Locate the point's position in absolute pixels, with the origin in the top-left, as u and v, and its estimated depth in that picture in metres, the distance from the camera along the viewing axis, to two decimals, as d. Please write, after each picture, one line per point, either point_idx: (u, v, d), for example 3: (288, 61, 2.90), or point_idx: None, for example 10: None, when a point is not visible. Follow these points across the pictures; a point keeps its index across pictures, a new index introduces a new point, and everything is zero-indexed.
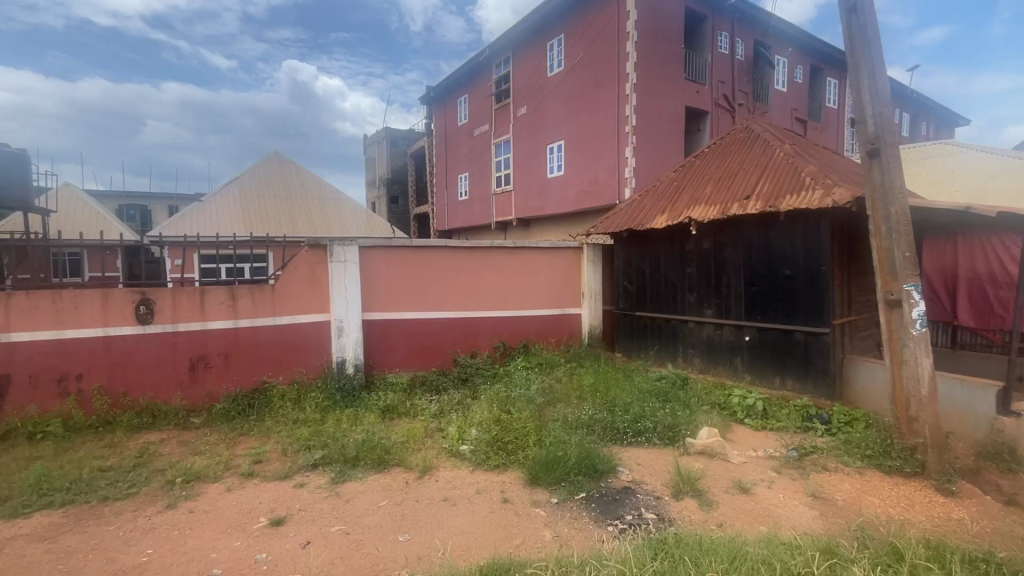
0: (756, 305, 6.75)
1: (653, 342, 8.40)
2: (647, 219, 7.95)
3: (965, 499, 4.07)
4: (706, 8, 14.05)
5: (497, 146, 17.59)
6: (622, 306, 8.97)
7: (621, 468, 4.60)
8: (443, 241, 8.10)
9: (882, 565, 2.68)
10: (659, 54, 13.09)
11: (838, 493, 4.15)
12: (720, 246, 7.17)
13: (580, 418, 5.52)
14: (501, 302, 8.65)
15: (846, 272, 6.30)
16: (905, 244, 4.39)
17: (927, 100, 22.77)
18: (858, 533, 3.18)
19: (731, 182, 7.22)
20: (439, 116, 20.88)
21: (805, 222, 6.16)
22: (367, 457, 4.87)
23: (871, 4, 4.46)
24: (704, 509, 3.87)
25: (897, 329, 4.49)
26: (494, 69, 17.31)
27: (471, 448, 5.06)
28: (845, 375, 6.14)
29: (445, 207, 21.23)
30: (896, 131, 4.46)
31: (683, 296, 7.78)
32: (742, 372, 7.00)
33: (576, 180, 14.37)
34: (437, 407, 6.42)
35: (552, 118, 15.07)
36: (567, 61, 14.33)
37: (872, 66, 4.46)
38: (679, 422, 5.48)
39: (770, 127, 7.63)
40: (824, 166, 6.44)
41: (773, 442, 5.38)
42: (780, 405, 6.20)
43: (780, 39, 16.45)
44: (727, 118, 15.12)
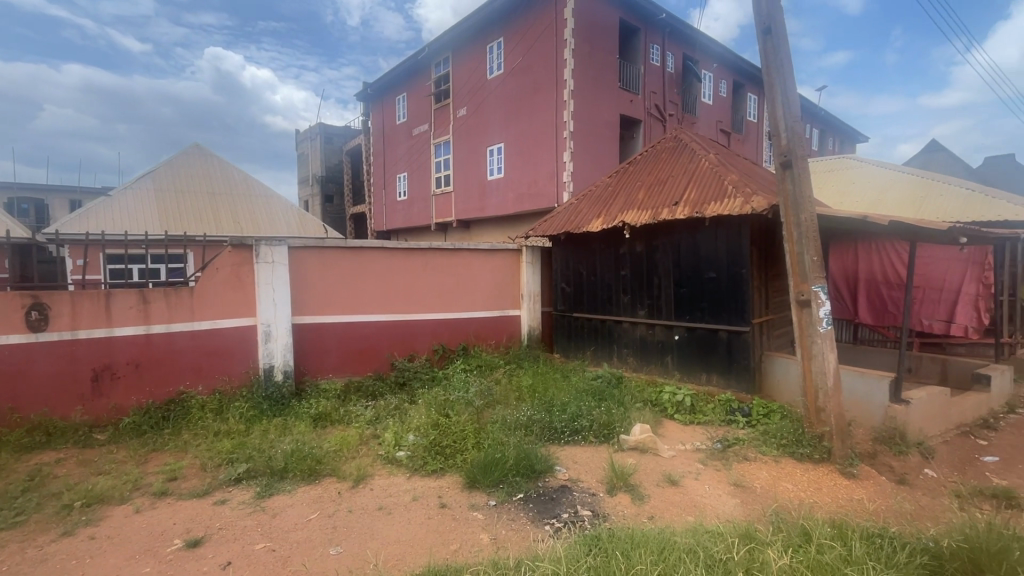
0: (684, 305, 7.10)
1: (589, 343, 8.63)
2: (583, 223, 8.17)
3: (864, 480, 4.51)
4: (638, 21, 14.65)
5: (436, 146, 17.40)
6: (560, 307, 9.14)
7: (558, 467, 4.67)
8: (379, 242, 7.89)
9: (793, 545, 2.89)
10: (595, 62, 13.50)
11: (756, 481, 4.45)
12: (652, 249, 7.48)
13: (518, 419, 5.56)
14: (440, 304, 8.56)
15: (764, 274, 6.77)
16: (813, 248, 4.78)
17: (833, 117, 25.10)
18: (773, 517, 3.42)
19: (661, 188, 7.57)
20: (377, 113, 20.36)
21: (728, 227, 6.55)
22: (296, 468, 4.63)
23: (783, 28, 4.83)
24: (636, 503, 4.01)
25: (807, 327, 4.89)
26: (433, 69, 17.11)
27: (407, 454, 4.95)
28: (763, 371, 6.58)
29: (383, 207, 20.72)
30: (805, 145, 4.85)
31: (617, 298, 8.05)
32: (672, 369, 7.34)
33: (516, 183, 14.50)
34: (373, 413, 6.23)
35: (491, 120, 15.11)
36: (507, 64, 14.44)
37: (785, 85, 4.83)
38: (614, 419, 5.65)
39: (697, 137, 8.07)
40: (744, 175, 6.90)
41: (700, 436, 5.68)
42: (706, 400, 6.55)
43: (706, 55, 17.46)
44: (659, 127, 15.85)
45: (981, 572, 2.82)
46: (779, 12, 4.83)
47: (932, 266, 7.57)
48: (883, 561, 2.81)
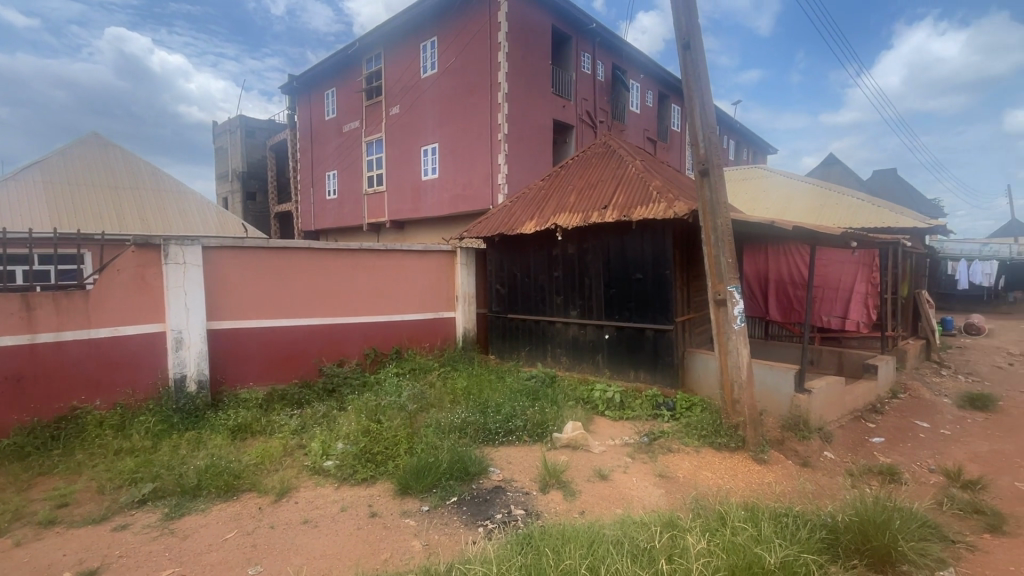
0: (613, 305, 7.36)
1: (523, 343, 8.72)
2: (517, 225, 8.25)
3: (773, 465, 4.91)
4: (569, 29, 15.05)
5: (368, 144, 16.91)
6: (495, 308, 9.17)
7: (492, 468, 4.68)
8: (305, 243, 7.53)
9: (710, 529, 3.07)
10: (528, 66, 13.70)
11: (679, 471, 4.70)
12: (583, 251, 7.69)
13: (452, 422, 5.51)
14: (371, 307, 8.31)
15: (686, 275, 7.17)
16: (728, 251, 5.13)
17: (747, 130, 27.16)
18: (694, 504, 3.62)
19: (591, 192, 7.80)
20: (303, 108, 19.44)
21: (653, 230, 6.87)
22: (211, 485, 4.30)
23: (701, 44, 5.15)
24: (568, 499, 4.10)
25: (724, 325, 5.22)
26: (364, 64, 16.60)
27: (336, 463, 4.75)
28: (686, 367, 6.95)
29: (311, 206, 19.80)
30: (721, 155, 5.19)
31: (551, 299, 8.20)
32: (603, 367, 7.58)
33: (451, 184, 14.39)
34: (299, 422, 5.92)
35: (425, 119, 14.89)
36: (440, 64, 14.30)
37: (703, 98, 5.14)
38: (547, 418, 5.74)
39: (624, 144, 8.41)
40: (667, 182, 7.26)
41: (629, 431, 5.91)
42: (635, 395, 6.81)
43: (634, 65, 18.27)
44: (590, 133, 16.35)
45: (868, 541, 3.17)
46: (696, 29, 5.14)
47: (830, 268, 8.32)
48: (788, 538, 3.06)
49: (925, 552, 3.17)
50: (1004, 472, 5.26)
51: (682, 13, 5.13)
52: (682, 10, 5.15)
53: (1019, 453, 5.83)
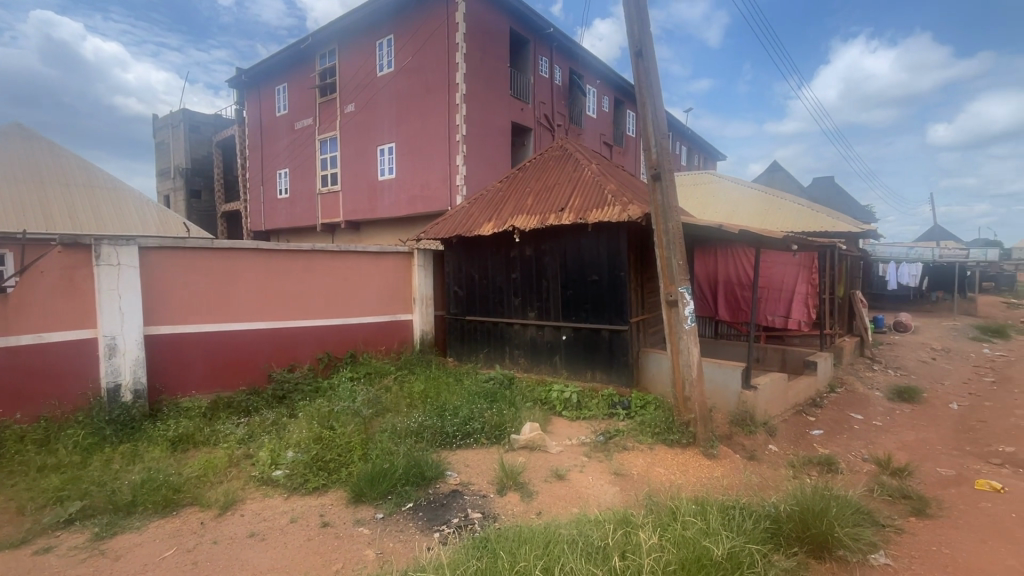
0: (570, 306, 7.46)
1: (482, 346, 8.69)
2: (474, 226, 8.21)
3: (722, 459, 5.11)
4: (527, 32, 15.15)
5: (322, 142, 16.43)
6: (453, 311, 9.10)
7: (449, 472, 4.63)
8: (253, 243, 7.22)
9: (662, 524, 3.15)
10: (486, 68, 13.70)
11: (634, 468, 4.80)
12: (541, 253, 7.75)
13: (408, 427, 5.42)
14: (324, 310, 8.07)
15: (640, 277, 7.35)
16: (679, 253, 5.29)
17: (697, 137, 28.22)
18: (647, 501, 3.71)
19: (548, 194, 7.87)
20: (253, 103, 18.68)
21: (609, 233, 7.00)
22: (147, 501, 4.04)
23: (653, 52, 5.29)
24: (525, 500, 4.11)
25: (675, 324, 5.38)
26: (317, 60, 16.12)
27: (286, 472, 4.57)
28: (640, 366, 7.12)
29: (261, 205, 19.04)
30: (672, 160, 5.35)
31: (509, 301, 8.21)
32: (560, 368, 7.66)
33: (408, 184, 14.19)
34: (245, 431, 5.66)
35: (381, 118, 14.62)
36: (397, 62, 14.08)
37: (655, 104, 5.29)
38: (505, 420, 5.73)
39: (580, 147, 8.55)
40: (621, 186, 7.42)
41: (585, 430, 6.00)
42: (591, 395, 6.92)
43: (590, 71, 18.62)
44: (548, 136, 16.52)
45: (808, 529, 3.36)
46: (648, 37, 5.28)
47: (774, 270, 8.74)
48: (734, 529, 3.18)
49: (858, 537, 3.40)
50: (927, 459, 5.68)
51: (635, 21, 5.26)
52: (635, 18, 5.28)
53: (940, 441, 6.33)
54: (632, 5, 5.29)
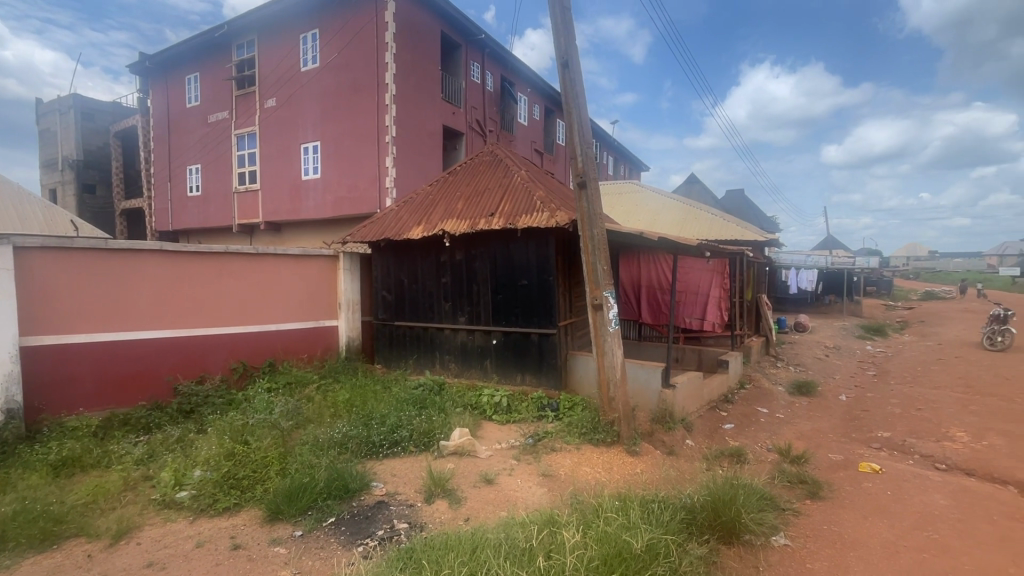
0: (501, 310, 7.50)
1: (411, 352, 8.52)
2: (404, 230, 8.05)
3: (644, 456, 5.36)
4: (458, 36, 15.13)
5: (238, 138, 15.42)
6: (380, 316, 8.84)
7: (375, 483, 4.49)
8: (156, 243, 6.61)
9: (586, 522, 3.23)
10: (416, 69, 13.51)
11: (561, 469, 4.91)
12: (471, 257, 7.74)
13: (332, 437, 5.19)
14: (240, 317, 7.56)
15: (568, 282, 7.55)
16: (604, 259, 5.49)
17: (623, 148, 29.51)
18: (573, 500, 3.80)
19: (479, 199, 7.89)
20: (158, 92, 17.17)
21: (537, 239, 7.13)
22: (21, 535, 3.56)
23: (578, 64, 5.48)
24: (453, 507, 4.06)
25: (601, 327, 5.58)
26: (234, 50, 15.13)
27: (192, 493, 4.21)
28: (569, 368, 7.29)
29: (168, 203, 17.51)
30: (597, 169, 5.55)
31: (439, 305, 8.12)
32: (491, 372, 7.68)
33: (334, 185, 13.66)
34: (145, 450, 5.15)
35: (305, 115, 13.97)
36: (323, 58, 13.54)
37: (580, 114, 5.47)
38: (434, 427, 5.65)
39: (510, 154, 8.66)
40: (549, 192, 7.59)
41: (515, 433, 6.05)
42: (521, 399, 6.99)
43: (521, 79, 18.94)
44: (479, 140, 16.57)
45: (719, 517, 3.60)
46: (574, 50, 5.46)
47: (691, 275, 9.28)
48: (653, 521, 3.33)
49: (761, 521, 3.70)
50: (821, 446, 6.29)
51: (561, 32, 5.42)
52: (561, 30, 5.44)
53: (831, 430, 7.03)
54: (558, 17, 5.44)
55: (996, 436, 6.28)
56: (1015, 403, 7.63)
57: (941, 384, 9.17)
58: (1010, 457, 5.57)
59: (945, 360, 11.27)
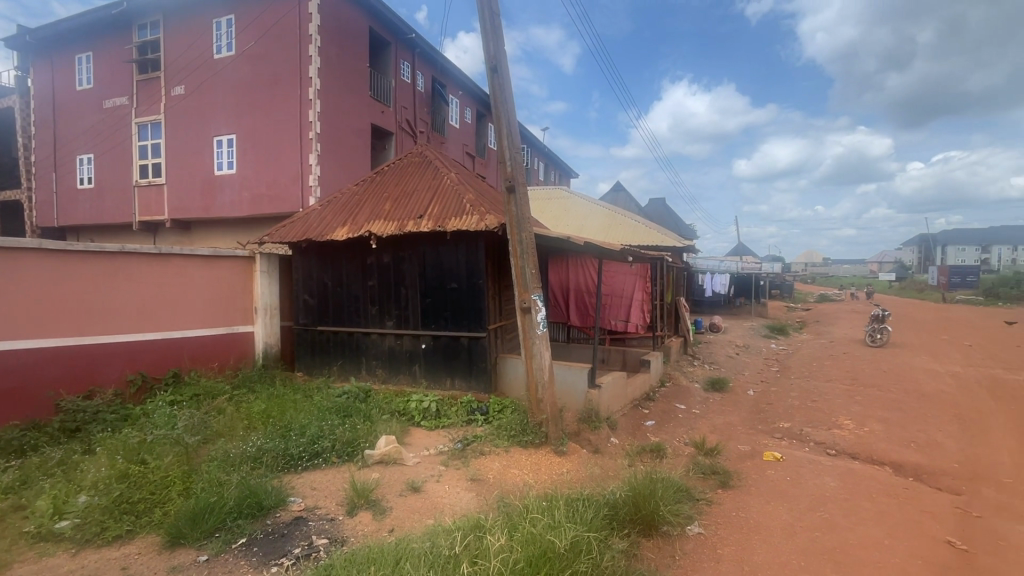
0: (429, 314, 7.38)
1: (335, 358, 8.16)
2: (327, 230, 7.71)
3: (571, 455, 5.49)
4: (387, 34, 14.78)
5: (139, 127, 14.04)
6: (301, 321, 8.39)
7: (292, 498, 4.23)
8: (35, 241, 5.85)
9: (512, 524, 3.24)
10: (343, 65, 13.03)
11: (490, 472, 4.90)
12: (399, 260, 7.56)
13: (244, 452, 4.83)
14: (138, 323, 6.86)
15: (497, 285, 7.58)
16: (532, 262, 5.57)
17: (553, 154, 30.22)
18: (501, 502, 3.82)
19: (407, 201, 7.73)
20: (41, 71, 15.25)
21: (467, 242, 7.10)
22: None
23: (507, 70, 5.53)
24: (377, 519, 3.91)
25: (529, 330, 5.64)
26: (135, 30, 13.78)
27: (75, 523, 3.74)
28: (498, 371, 7.31)
29: (52, 196, 15.55)
30: (525, 174, 5.61)
31: (365, 309, 7.85)
32: (420, 378, 7.53)
33: (251, 182, 12.82)
34: (16, 477, 4.51)
35: (218, 106, 13.00)
36: (238, 46, 12.67)
37: (509, 119, 5.52)
38: (358, 436, 5.43)
39: (440, 156, 8.58)
40: (479, 195, 7.57)
41: (443, 439, 5.96)
42: (450, 403, 6.90)
43: (452, 81, 18.85)
44: (410, 141, 16.28)
45: (639, 511, 3.75)
46: (503, 56, 5.51)
47: (616, 278, 9.65)
48: (575, 519, 3.38)
49: (677, 512, 3.91)
50: (731, 438, 6.76)
51: (490, 37, 5.45)
52: (490, 35, 5.46)
53: (740, 422, 7.58)
54: (487, 22, 5.47)
55: (875, 422, 7.09)
56: (889, 393, 8.66)
57: (831, 377, 10.20)
58: (886, 441, 6.30)
59: (835, 356, 12.56)
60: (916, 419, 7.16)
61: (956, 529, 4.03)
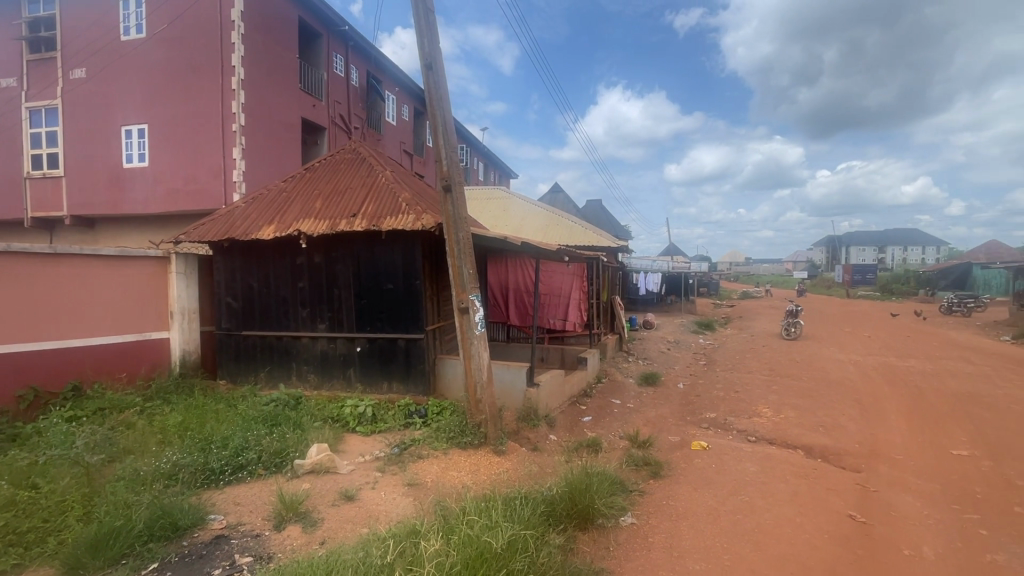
0: (365, 316, 7.15)
1: (262, 364, 7.71)
2: (252, 230, 7.26)
3: (510, 454, 5.51)
4: (318, 25, 14.18)
5: (31, 112, 12.57)
6: (224, 326, 7.86)
7: (213, 516, 3.94)
8: None
9: (448, 528, 3.19)
10: (270, 54, 12.35)
11: (428, 476, 4.82)
12: (331, 260, 7.27)
13: (157, 469, 4.45)
14: (30, 332, 6.15)
15: (435, 286, 7.48)
16: (470, 262, 5.53)
17: (492, 155, 30.29)
18: (439, 506, 3.76)
19: (339, 199, 7.44)
20: None
21: (403, 242, 6.94)
22: None
23: (443, 67, 5.47)
24: (307, 532, 3.72)
25: (467, 330, 5.60)
26: (24, 4, 12.32)
27: None
28: (437, 373, 7.22)
29: None
30: (462, 174, 5.57)
31: (295, 312, 7.48)
32: (355, 382, 7.27)
33: (166, 176, 11.85)
34: None
35: (127, 92, 11.91)
36: (150, 28, 11.67)
37: (445, 118, 5.46)
38: (287, 445, 5.16)
39: (374, 153, 8.34)
40: (415, 194, 7.43)
41: (380, 444, 5.80)
42: (387, 407, 6.73)
43: (389, 77, 18.40)
44: (343, 137, 15.73)
45: (575, 505, 3.84)
46: (438, 53, 5.44)
47: (554, 278, 9.82)
48: (512, 518, 3.38)
49: (611, 504, 4.04)
50: (662, 430, 7.08)
51: (425, 34, 5.36)
52: (425, 32, 5.38)
53: (671, 415, 7.95)
54: (421, 18, 5.37)
55: (789, 409, 7.68)
56: (802, 382, 9.40)
57: (752, 369, 10.93)
58: (798, 426, 6.84)
59: (755, 349, 13.47)
60: (824, 405, 7.83)
61: (855, 503, 4.45)
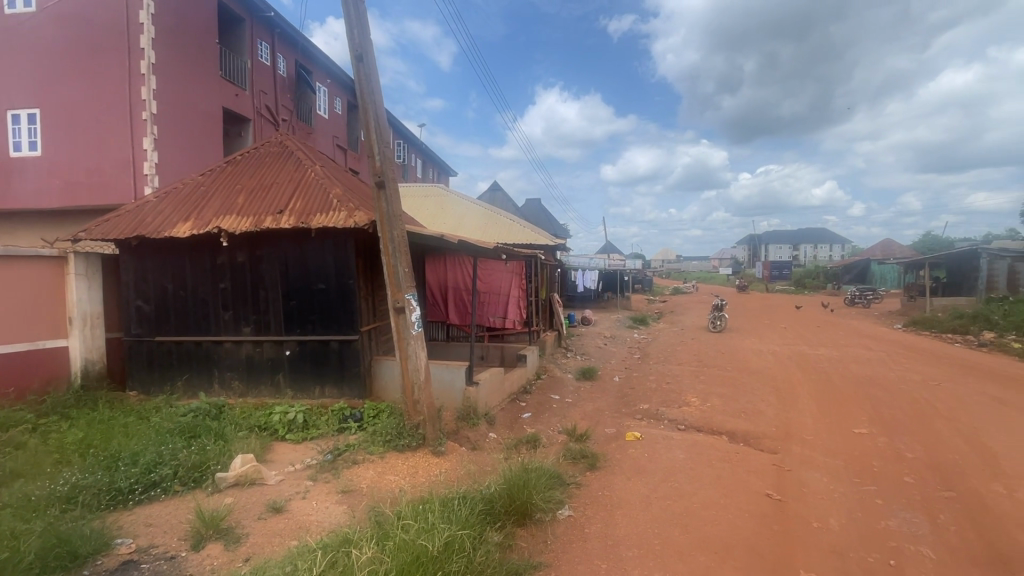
0: (294, 318, 6.81)
1: (179, 372, 7.14)
2: (165, 227, 6.70)
3: (449, 454, 5.45)
4: (240, 9, 13.33)
5: None
6: (134, 331, 7.20)
7: (120, 540, 3.60)
8: None
9: (382, 534, 3.10)
10: (185, 38, 11.46)
11: (364, 482, 4.67)
12: (256, 259, 6.85)
13: (53, 492, 4.01)
14: None
15: (370, 285, 7.25)
16: (405, 261, 5.40)
17: (431, 152, 29.89)
18: (373, 511, 3.65)
19: (265, 194, 7.04)
20: None
21: (334, 239, 6.66)
22: None
23: (374, 59, 5.29)
24: (230, 549, 3.49)
25: (403, 330, 5.47)
26: None
27: None
28: (373, 375, 7.01)
29: None
30: (396, 170, 5.43)
31: (216, 315, 6.98)
32: (284, 388, 6.91)
33: (64, 167, 10.69)
34: None
35: (13, 72, 10.63)
36: (42, 3, 10.48)
37: (376, 112, 5.29)
38: (208, 458, 4.80)
39: (302, 147, 7.96)
40: (348, 190, 7.16)
41: (311, 451, 5.54)
42: (320, 413, 6.45)
43: (320, 68, 17.64)
44: (270, 129, 14.89)
45: (513, 502, 3.85)
46: (369, 44, 5.26)
47: (493, 276, 9.83)
48: (450, 518, 3.35)
49: (549, 499, 4.08)
50: (599, 422, 7.29)
51: (354, 24, 5.17)
52: (354, 22, 5.18)
53: (607, 407, 8.20)
54: (350, 7, 5.16)
55: (714, 397, 8.15)
56: (727, 371, 10.00)
57: (683, 361, 11.50)
58: (722, 413, 7.27)
59: (685, 341, 14.19)
60: (746, 393, 8.36)
61: (772, 483, 4.78)
